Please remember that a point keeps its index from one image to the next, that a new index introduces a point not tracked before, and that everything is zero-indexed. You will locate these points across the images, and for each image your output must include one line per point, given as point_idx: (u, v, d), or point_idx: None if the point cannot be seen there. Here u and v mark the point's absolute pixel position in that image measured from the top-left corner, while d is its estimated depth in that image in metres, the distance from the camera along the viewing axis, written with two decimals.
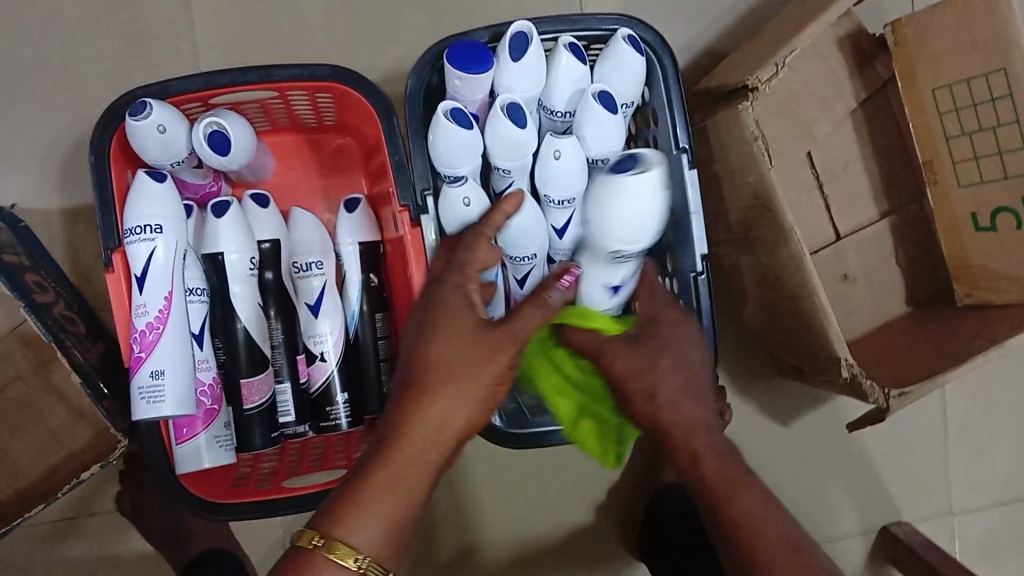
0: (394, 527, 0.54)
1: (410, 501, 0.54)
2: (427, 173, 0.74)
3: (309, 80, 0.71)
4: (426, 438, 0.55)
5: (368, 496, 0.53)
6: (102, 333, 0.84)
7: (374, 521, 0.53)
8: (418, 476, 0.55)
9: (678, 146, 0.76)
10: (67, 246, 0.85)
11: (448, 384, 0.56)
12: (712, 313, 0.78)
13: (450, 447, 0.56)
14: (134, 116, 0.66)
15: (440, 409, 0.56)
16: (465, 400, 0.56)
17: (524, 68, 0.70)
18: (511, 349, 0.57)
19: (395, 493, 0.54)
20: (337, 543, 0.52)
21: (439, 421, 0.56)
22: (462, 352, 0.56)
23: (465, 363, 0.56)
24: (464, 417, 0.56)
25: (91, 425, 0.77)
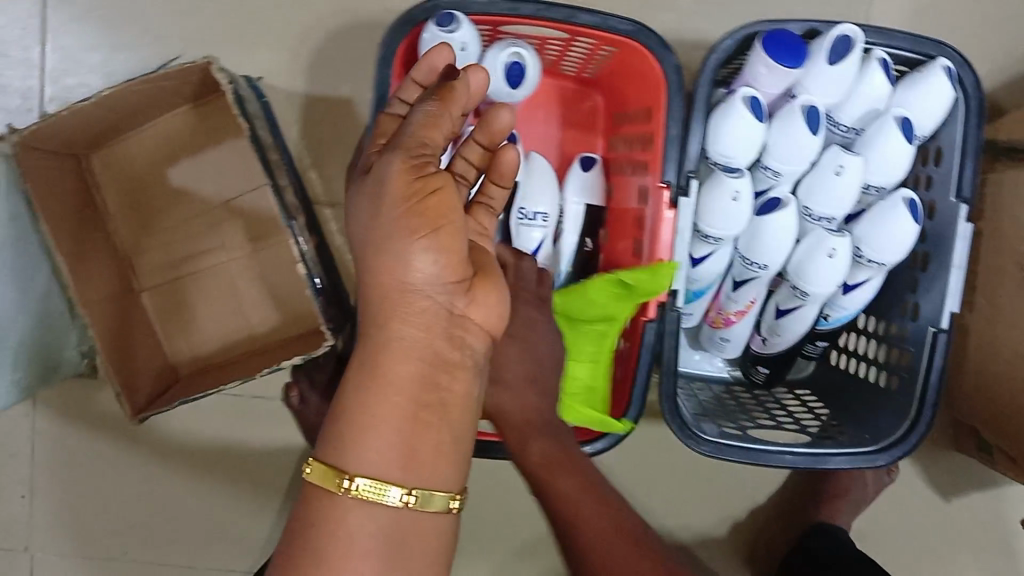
0: (401, 421, 0.45)
1: (415, 409, 0.46)
2: (696, 155, 0.70)
3: (606, 31, 0.68)
4: (387, 315, 0.45)
5: (359, 405, 0.45)
6: (314, 227, 0.82)
7: (369, 434, 0.45)
8: (405, 361, 0.45)
9: (961, 195, 0.71)
10: (300, 132, 0.84)
11: (374, 248, 0.45)
12: (944, 373, 0.74)
13: (423, 311, 0.45)
14: (440, 27, 0.65)
15: (386, 276, 0.45)
16: (407, 254, 0.44)
17: (836, 74, 0.66)
18: (399, 156, 0.44)
19: (394, 399, 0.45)
20: (337, 469, 0.45)
21: (396, 294, 0.45)
22: (364, 208, 0.45)
23: (369, 216, 0.45)
24: (421, 272, 0.45)
25: (279, 311, 0.83)
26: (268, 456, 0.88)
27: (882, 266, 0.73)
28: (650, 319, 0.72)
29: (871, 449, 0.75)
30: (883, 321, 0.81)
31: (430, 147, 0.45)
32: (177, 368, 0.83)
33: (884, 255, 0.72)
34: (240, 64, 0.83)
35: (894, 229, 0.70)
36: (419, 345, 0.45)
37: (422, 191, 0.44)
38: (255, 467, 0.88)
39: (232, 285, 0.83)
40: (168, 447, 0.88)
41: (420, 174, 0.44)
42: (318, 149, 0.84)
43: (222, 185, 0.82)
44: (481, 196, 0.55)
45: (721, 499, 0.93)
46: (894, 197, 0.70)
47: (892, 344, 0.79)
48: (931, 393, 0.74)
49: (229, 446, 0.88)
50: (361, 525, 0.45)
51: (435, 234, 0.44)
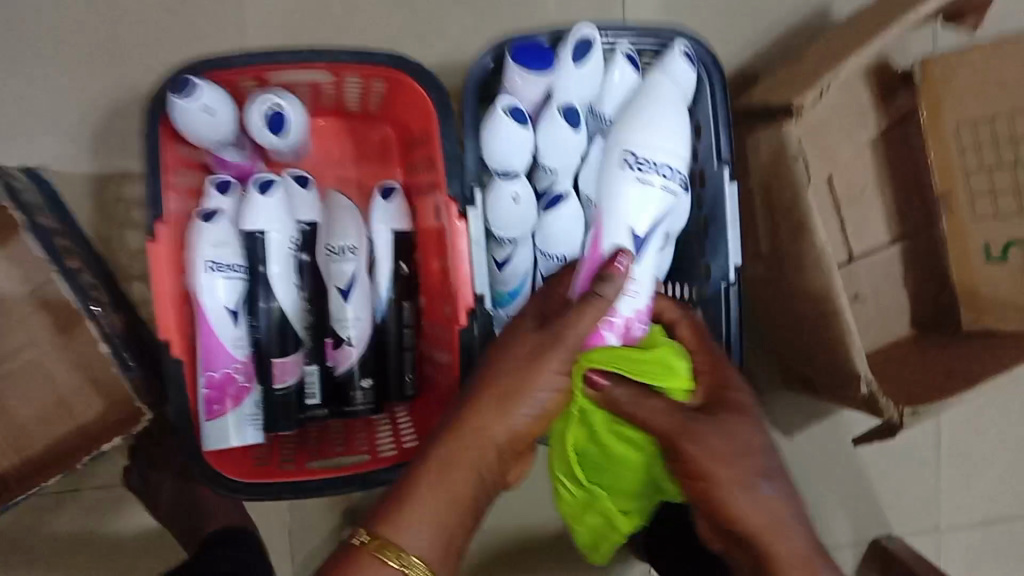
0: (441, 535, 0.55)
1: (462, 509, 0.56)
2: (476, 167, 0.73)
3: (367, 64, 0.69)
4: (473, 447, 0.57)
5: (408, 507, 0.55)
6: (123, 304, 0.82)
7: (416, 522, 0.54)
8: (462, 478, 0.56)
9: (720, 161, 0.77)
10: (95, 213, 0.83)
11: (495, 399, 0.57)
12: (741, 323, 0.79)
13: (492, 453, 0.57)
14: (179, 95, 0.65)
15: (484, 420, 0.57)
16: (516, 413, 0.58)
17: (584, 72, 0.72)
18: (559, 353, 0.58)
19: (431, 505, 0.55)
20: (388, 543, 0.53)
21: (480, 436, 0.57)
22: (514, 365, 0.58)
23: (513, 366, 0.58)
24: (519, 421, 0.58)
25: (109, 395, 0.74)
26: (128, 540, 0.87)
27: (670, 239, 0.78)
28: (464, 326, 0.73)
29: None
30: (682, 286, 0.85)
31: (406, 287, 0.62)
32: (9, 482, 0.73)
33: (666, 227, 0.77)
34: (18, 156, 0.82)
35: None
36: (472, 473, 0.57)
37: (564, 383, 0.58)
38: (115, 555, 0.86)
39: (48, 376, 0.73)
40: (13, 557, 0.85)
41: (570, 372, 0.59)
42: (116, 227, 0.84)
43: (24, 275, 0.71)
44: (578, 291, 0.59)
45: None
46: None
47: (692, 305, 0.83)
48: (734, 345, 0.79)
49: (84, 539, 0.86)
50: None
51: (542, 415, 0.58)
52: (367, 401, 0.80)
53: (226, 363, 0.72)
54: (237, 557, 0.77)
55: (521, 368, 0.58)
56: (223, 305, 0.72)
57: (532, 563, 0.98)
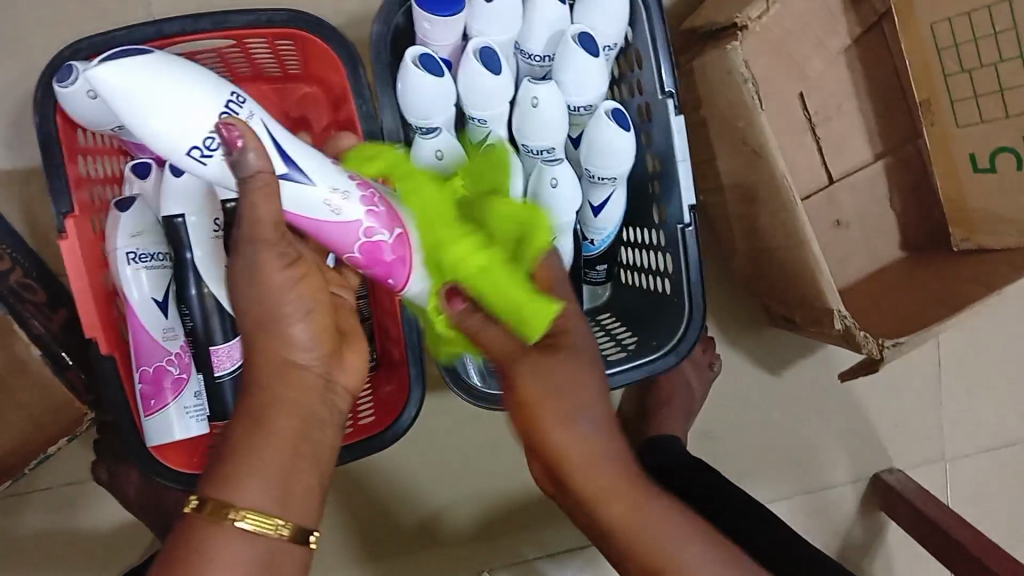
0: (283, 476, 0.50)
1: (297, 446, 0.51)
2: (397, 125, 0.69)
3: (265, 27, 0.66)
4: (274, 377, 0.52)
5: (233, 456, 0.50)
6: (62, 299, 0.80)
7: (249, 471, 0.49)
8: (287, 417, 0.52)
9: (664, 90, 0.71)
10: (23, 209, 0.80)
11: (256, 323, 0.52)
12: (703, 266, 0.75)
13: (301, 381, 0.53)
14: (61, 82, 0.61)
15: (269, 352, 0.52)
16: (286, 328, 0.52)
17: (496, 9, 0.66)
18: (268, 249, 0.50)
19: (267, 450, 0.50)
20: (223, 502, 0.48)
21: (278, 367, 0.52)
22: (246, 290, 0.51)
23: (252, 295, 0.51)
24: (297, 334, 0.53)
25: (58, 396, 0.71)
26: (103, 533, 0.86)
27: (615, 179, 0.72)
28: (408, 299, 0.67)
29: (656, 354, 0.75)
30: (644, 230, 0.80)
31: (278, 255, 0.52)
32: None
33: (613, 168, 0.71)
34: None
35: (606, 145, 0.69)
36: (292, 403, 0.52)
37: (296, 275, 0.52)
38: (90, 550, 0.86)
39: None
40: None
41: (290, 261, 0.51)
42: (44, 221, 0.81)
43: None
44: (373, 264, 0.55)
45: None
46: (597, 111, 0.69)
47: (657, 251, 0.78)
48: (696, 289, 0.75)
49: (60, 536, 0.85)
50: (229, 558, 0.48)
51: (309, 318, 0.53)
52: None
53: (159, 356, 0.70)
54: None
55: (255, 279, 0.51)
56: (149, 296, 0.69)
57: (493, 533, 0.94)
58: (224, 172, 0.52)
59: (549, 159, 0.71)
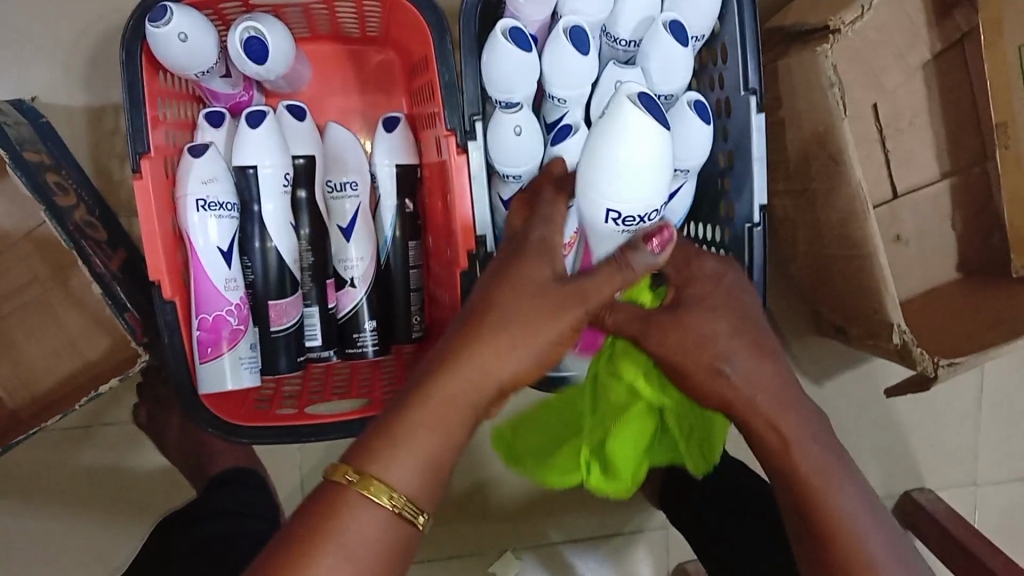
0: (432, 474, 0.46)
1: (456, 452, 0.47)
2: (477, 97, 0.68)
3: None
4: (468, 383, 0.47)
5: (401, 431, 0.46)
6: (123, 239, 0.80)
7: (404, 456, 0.45)
8: (459, 420, 0.47)
9: (747, 87, 0.71)
10: (90, 147, 0.81)
11: (492, 330, 0.48)
12: (766, 267, 0.73)
13: (487, 399, 0.48)
14: (153, 22, 0.61)
15: (487, 358, 0.47)
16: (518, 348, 0.48)
17: None
18: (545, 270, 0.49)
19: (427, 440, 0.46)
20: (373, 478, 0.45)
21: (485, 372, 0.48)
22: (527, 304, 0.48)
23: (526, 313, 0.48)
24: (517, 366, 0.48)
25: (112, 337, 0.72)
26: (142, 477, 0.87)
27: (688, 172, 0.71)
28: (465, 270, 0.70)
29: None
30: (710, 227, 0.80)
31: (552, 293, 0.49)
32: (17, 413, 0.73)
33: (687, 160, 0.70)
34: (8, 85, 0.79)
35: (685, 135, 0.68)
36: (472, 416, 0.48)
37: (566, 305, 0.48)
38: (129, 490, 0.87)
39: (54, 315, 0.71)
40: (25, 491, 0.85)
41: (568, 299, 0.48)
42: (111, 161, 0.81)
43: (22, 213, 0.69)
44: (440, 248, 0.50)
45: None
46: (679, 101, 0.68)
47: (720, 248, 0.78)
48: (757, 292, 0.74)
49: (100, 476, 0.86)
50: (366, 533, 0.44)
51: (545, 350, 0.48)
52: (375, 342, 0.77)
53: (220, 306, 0.70)
54: (239, 495, 0.75)
55: (531, 295, 0.48)
56: (214, 245, 0.69)
57: (541, 508, 0.95)
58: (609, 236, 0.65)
59: None
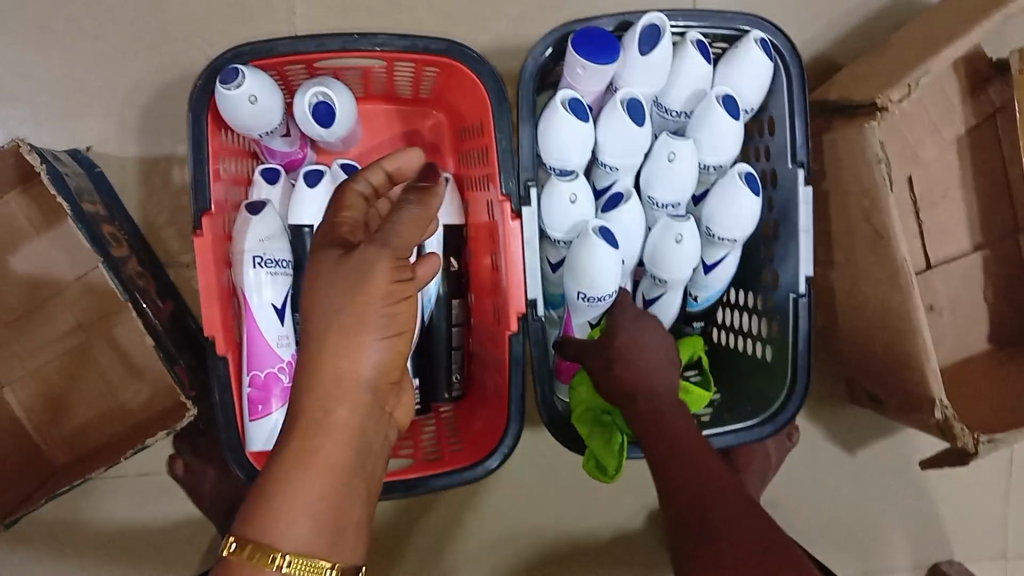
0: (329, 508, 0.45)
1: (339, 476, 0.46)
2: (532, 163, 0.70)
3: (419, 52, 0.67)
4: (326, 393, 0.46)
5: (283, 480, 0.45)
6: (170, 290, 0.80)
7: (297, 509, 0.45)
8: (337, 442, 0.46)
9: (796, 161, 0.72)
10: (141, 197, 0.82)
11: (339, 334, 0.45)
12: (812, 338, 0.74)
13: (363, 403, 0.46)
14: (225, 83, 0.62)
15: (336, 364, 0.46)
16: (364, 344, 0.46)
17: (650, 63, 0.67)
18: (384, 256, 0.46)
19: (316, 478, 0.45)
20: (263, 549, 0.44)
21: (343, 381, 0.46)
22: (336, 294, 0.46)
23: (339, 300, 0.46)
24: (370, 362, 0.46)
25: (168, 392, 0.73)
26: (172, 527, 0.86)
27: (735, 241, 0.72)
28: (514, 333, 0.71)
29: (755, 423, 0.75)
30: (752, 294, 0.81)
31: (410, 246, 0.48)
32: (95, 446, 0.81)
33: (735, 231, 0.71)
34: (65, 136, 0.80)
35: (732, 206, 0.69)
36: (356, 431, 0.46)
37: (399, 295, 0.46)
38: (158, 541, 0.86)
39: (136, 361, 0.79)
40: (56, 537, 0.85)
41: (399, 277, 0.46)
42: (160, 211, 0.82)
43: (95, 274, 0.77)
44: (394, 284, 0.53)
45: (633, 491, 0.94)
46: (730, 173, 0.69)
47: (763, 315, 0.79)
48: (803, 362, 0.75)
49: (133, 524, 0.86)
50: None
51: (394, 338, 0.47)
52: None
53: (272, 362, 0.70)
54: None
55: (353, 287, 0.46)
56: (268, 301, 0.69)
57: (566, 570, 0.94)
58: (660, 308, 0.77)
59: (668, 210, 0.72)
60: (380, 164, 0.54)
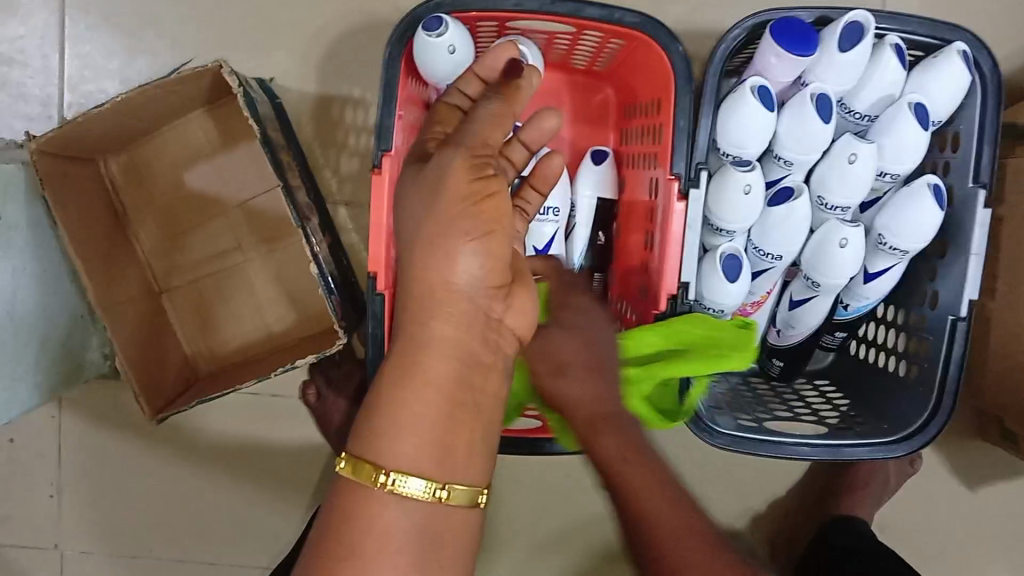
0: (443, 429, 0.47)
1: (450, 397, 0.47)
2: (706, 146, 0.70)
3: (613, 24, 0.67)
4: (431, 302, 0.47)
5: (393, 405, 0.47)
6: (328, 224, 0.84)
7: (405, 432, 0.46)
8: (446, 357, 0.47)
9: (978, 180, 0.70)
10: (313, 133, 0.85)
11: (424, 245, 0.46)
12: (963, 363, 0.73)
13: (468, 306, 0.47)
14: (428, 31, 0.64)
15: (430, 272, 0.47)
16: (457, 251, 0.46)
17: (847, 60, 0.66)
18: (460, 157, 0.46)
19: (428, 397, 0.47)
20: (375, 466, 0.46)
21: (439, 292, 0.47)
22: (423, 199, 0.47)
23: (425, 205, 0.47)
24: (468, 268, 0.46)
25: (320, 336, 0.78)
26: (293, 451, 0.90)
27: (906, 253, 0.71)
28: (660, 312, 0.71)
29: (889, 440, 0.73)
30: (904, 312, 0.80)
31: (491, 145, 0.47)
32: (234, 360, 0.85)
33: (911, 242, 0.70)
34: (253, 65, 0.85)
35: (917, 216, 0.68)
36: (458, 340, 0.47)
37: (480, 193, 0.46)
38: (278, 462, 0.90)
39: (290, 287, 0.84)
40: (189, 441, 0.91)
41: (478, 175, 0.46)
42: (329, 148, 0.85)
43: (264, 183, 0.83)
44: (519, 200, 0.62)
45: (738, 491, 0.94)
46: (919, 183, 0.68)
47: (914, 333, 0.77)
48: (950, 386, 0.73)
49: (258, 443, 0.90)
50: (395, 521, 0.46)
51: (486, 238, 0.47)
52: None
53: None
54: None
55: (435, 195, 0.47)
56: None
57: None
58: (806, 309, 0.78)
59: (829, 210, 0.72)
60: (473, 71, 0.58)
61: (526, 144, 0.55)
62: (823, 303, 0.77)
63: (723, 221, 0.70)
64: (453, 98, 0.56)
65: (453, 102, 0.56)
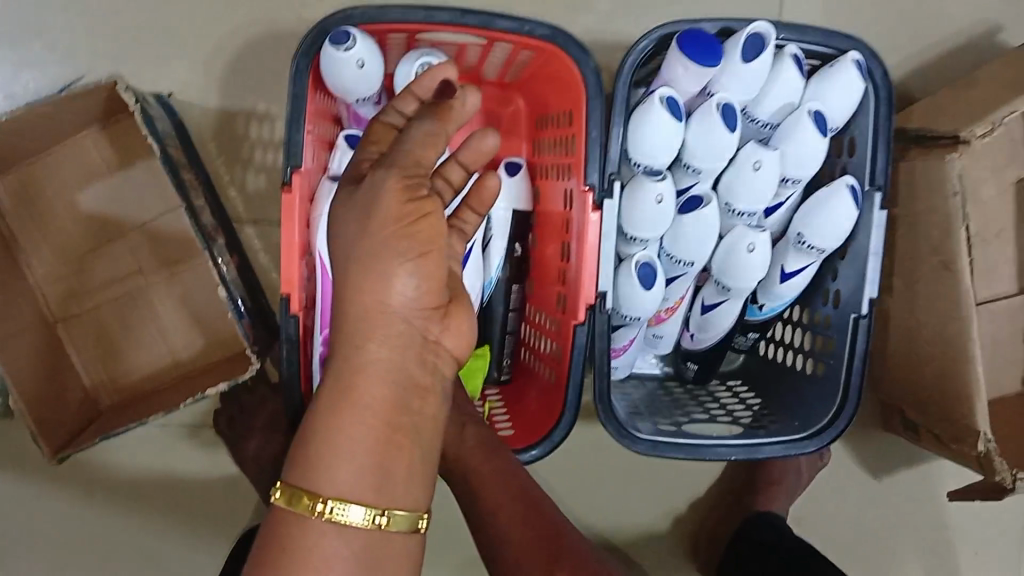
0: (379, 457, 0.45)
1: (385, 421, 0.45)
2: (619, 156, 0.70)
3: (524, 36, 0.67)
4: (364, 322, 0.45)
5: (328, 432, 0.45)
6: (236, 245, 0.81)
7: (340, 459, 0.45)
8: (384, 381, 0.45)
9: (874, 184, 0.73)
10: (217, 149, 0.82)
11: (355, 268, 0.44)
12: (867, 359, 0.76)
13: (404, 329, 0.45)
14: (336, 45, 0.63)
15: (367, 290, 0.44)
16: (392, 273, 0.44)
17: (750, 71, 0.68)
18: (391, 178, 0.43)
19: (364, 422, 0.45)
20: (311, 495, 0.45)
21: (372, 314, 0.45)
22: (351, 218, 0.44)
23: (354, 227, 0.44)
24: (404, 288, 0.44)
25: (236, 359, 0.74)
26: (205, 481, 0.87)
27: (821, 253, 0.75)
28: (580, 323, 0.71)
29: (801, 436, 0.76)
30: (810, 311, 0.83)
31: (424, 165, 0.44)
32: (137, 389, 0.80)
33: (826, 239, 0.73)
34: (150, 81, 0.81)
35: (836, 215, 0.72)
36: (394, 364, 0.45)
37: (413, 215, 0.44)
38: (190, 493, 0.87)
39: (196, 311, 0.80)
40: (90, 477, 0.86)
41: (411, 197, 0.43)
42: (235, 164, 0.82)
43: (165, 201, 0.79)
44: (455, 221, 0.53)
45: (660, 494, 0.95)
46: (837, 185, 0.72)
47: (821, 331, 0.80)
48: (855, 381, 0.76)
49: (167, 475, 0.86)
50: (329, 549, 0.45)
51: (420, 260, 0.44)
52: None
53: None
54: None
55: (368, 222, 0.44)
56: None
57: None
58: (717, 313, 0.80)
59: (738, 216, 0.74)
60: (410, 89, 0.50)
61: (465, 165, 0.50)
62: (735, 306, 0.79)
63: (641, 231, 0.72)
64: (388, 116, 0.50)
65: (390, 123, 0.49)
